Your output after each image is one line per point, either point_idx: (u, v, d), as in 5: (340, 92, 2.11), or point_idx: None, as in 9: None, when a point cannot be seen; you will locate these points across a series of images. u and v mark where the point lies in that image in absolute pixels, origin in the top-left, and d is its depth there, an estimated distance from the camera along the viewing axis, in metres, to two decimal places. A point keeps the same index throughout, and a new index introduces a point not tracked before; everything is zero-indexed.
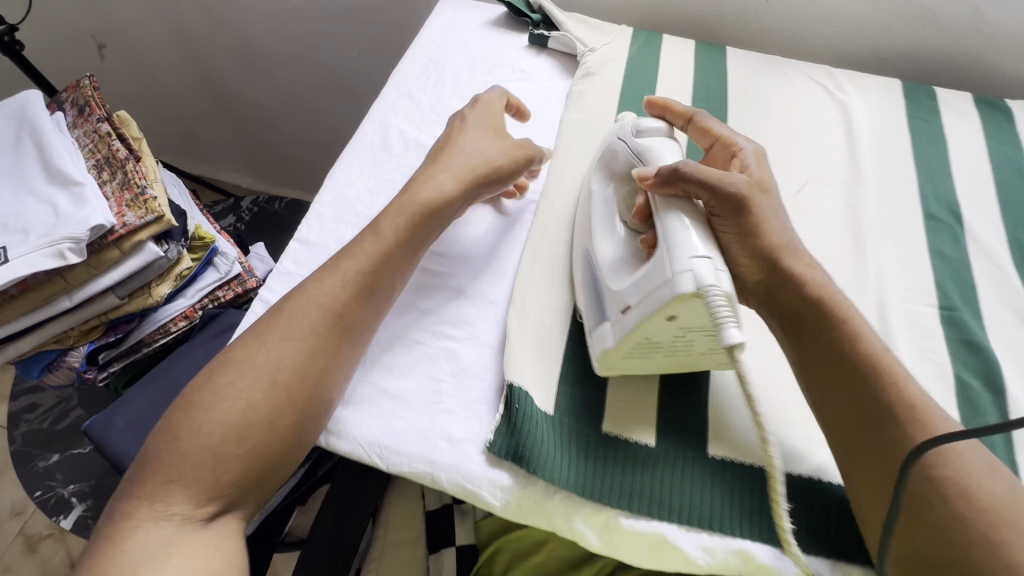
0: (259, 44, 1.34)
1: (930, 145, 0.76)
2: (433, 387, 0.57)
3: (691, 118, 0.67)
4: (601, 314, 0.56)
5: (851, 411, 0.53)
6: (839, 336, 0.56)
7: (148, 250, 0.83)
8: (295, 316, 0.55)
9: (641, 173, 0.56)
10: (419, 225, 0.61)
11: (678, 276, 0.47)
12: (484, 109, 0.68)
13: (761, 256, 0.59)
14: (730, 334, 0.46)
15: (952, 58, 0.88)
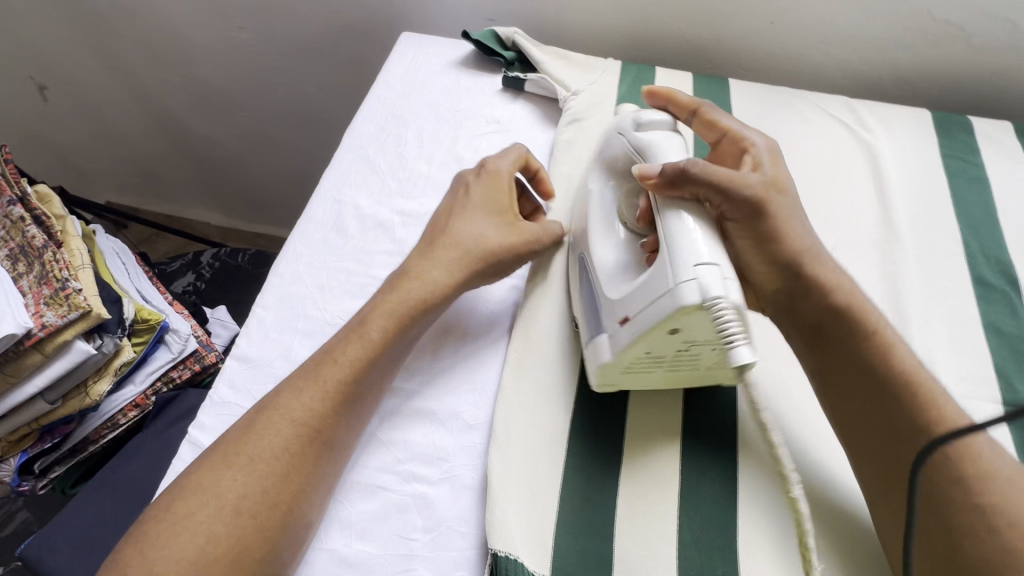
0: (211, 81, 1.22)
1: (970, 191, 0.66)
2: (402, 549, 0.46)
3: (695, 109, 0.58)
4: (597, 325, 0.50)
5: (869, 426, 0.47)
6: (872, 357, 0.48)
7: (76, 350, 0.71)
8: (266, 437, 0.45)
9: (641, 171, 0.48)
10: (411, 325, 0.52)
11: (679, 286, 0.41)
12: (486, 182, 0.58)
13: (777, 264, 0.52)
14: (741, 355, 0.41)
15: (985, 78, 0.78)
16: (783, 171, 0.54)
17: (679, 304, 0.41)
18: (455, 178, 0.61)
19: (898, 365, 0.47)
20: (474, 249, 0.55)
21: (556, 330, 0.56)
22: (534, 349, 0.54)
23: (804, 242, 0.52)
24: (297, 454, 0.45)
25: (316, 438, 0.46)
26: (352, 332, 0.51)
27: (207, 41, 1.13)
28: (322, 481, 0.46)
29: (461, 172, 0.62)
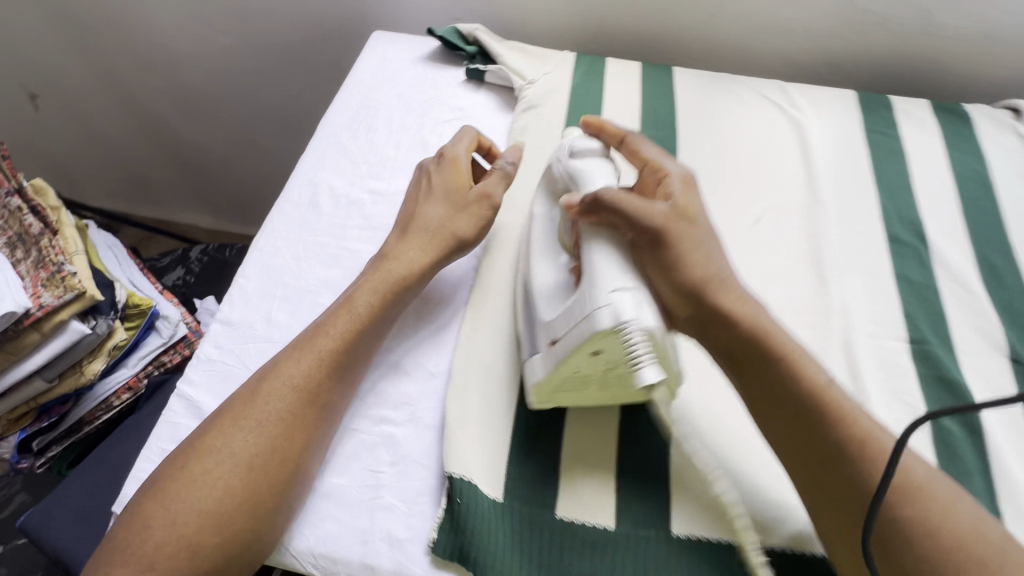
0: (196, 86, 1.28)
1: (889, 161, 0.73)
2: (371, 481, 0.52)
3: (623, 138, 0.61)
4: (534, 345, 0.54)
5: (777, 433, 0.49)
6: (780, 371, 0.49)
7: (72, 330, 0.77)
8: (269, 402, 0.51)
9: (567, 201, 0.54)
10: (393, 301, 0.58)
11: (595, 310, 0.47)
12: (448, 169, 0.63)
13: (687, 291, 0.51)
14: (647, 376, 0.46)
15: (909, 61, 0.85)
16: (696, 201, 0.56)
17: (594, 329, 0.46)
18: (417, 169, 0.66)
19: (806, 374, 0.49)
20: (445, 232, 0.61)
21: (510, 288, 0.62)
22: (491, 305, 0.60)
23: (710, 272, 0.52)
24: (297, 416, 0.51)
25: (314, 401, 0.52)
26: (341, 308, 0.56)
27: (191, 47, 1.19)
28: (321, 439, 0.52)
29: (420, 164, 0.66)
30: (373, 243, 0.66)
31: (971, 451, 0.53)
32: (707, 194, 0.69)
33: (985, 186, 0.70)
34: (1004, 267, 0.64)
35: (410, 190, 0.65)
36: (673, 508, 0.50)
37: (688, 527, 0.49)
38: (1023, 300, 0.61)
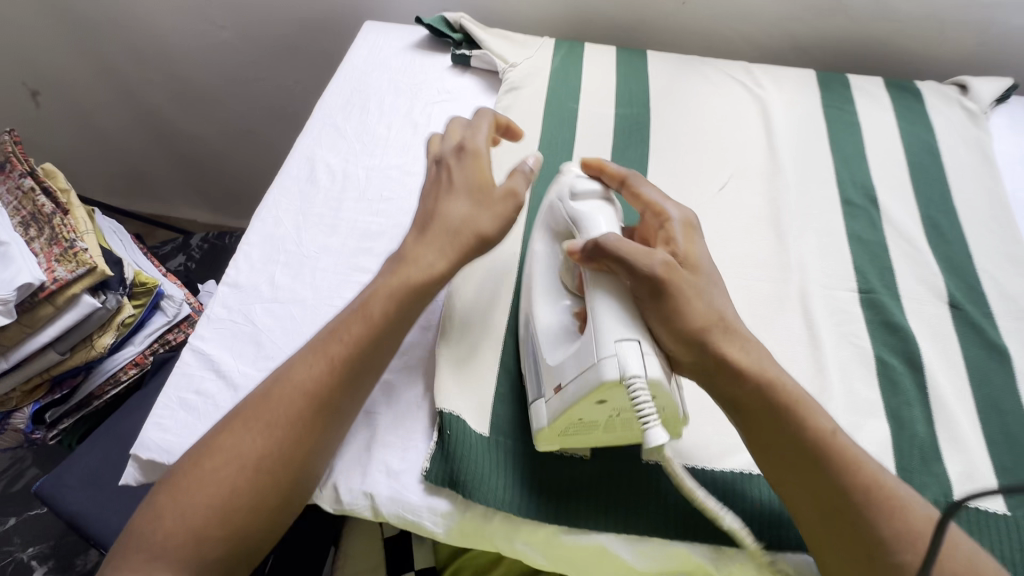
0: (194, 80, 1.33)
1: (845, 133, 0.78)
2: (369, 421, 0.57)
3: (624, 180, 0.57)
4: (537, 389, 0.53)
5: (798, 492, 0.48)
6: (796, 423, 0.49)
7: (84, 303, 0.81)
8: (280, 405, 0.50)
9: (569, 246, 0.51)
10: (408, 308, 0.54)
11: (602, 360, 0.46)
12: (472, 163, 0.56)
13: (690, 341, 0.49)
14: (654, 434, 0.44)
15: (866, 44, 0.91)
16: (698, 247, 0.53)
17: (601, 379, 0.45)
18: (433, 158, 0.59)
19: (824, 431, 0.49)
20: (467, 233, 0.55)
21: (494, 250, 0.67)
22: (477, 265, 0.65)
23: (712, 320, 0.50)
24: (307, 422, 0.50)
25: (326, 406, 0.51)
26: (356, 314, 0.53)
27: (189, 42, 1.24)
28: (330, 442, 0.52)
29: (437, 150, 0.59)
30: (369, 212, 0.71)
31: (912, 384, 0.58)
32: (678, 165, 0.75)
33: (932, 155, 0.76)
34: (946, 224, 0.70)
35: (426, 180, 0.58)
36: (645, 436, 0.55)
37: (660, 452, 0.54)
38: (962, 254, 0.67)
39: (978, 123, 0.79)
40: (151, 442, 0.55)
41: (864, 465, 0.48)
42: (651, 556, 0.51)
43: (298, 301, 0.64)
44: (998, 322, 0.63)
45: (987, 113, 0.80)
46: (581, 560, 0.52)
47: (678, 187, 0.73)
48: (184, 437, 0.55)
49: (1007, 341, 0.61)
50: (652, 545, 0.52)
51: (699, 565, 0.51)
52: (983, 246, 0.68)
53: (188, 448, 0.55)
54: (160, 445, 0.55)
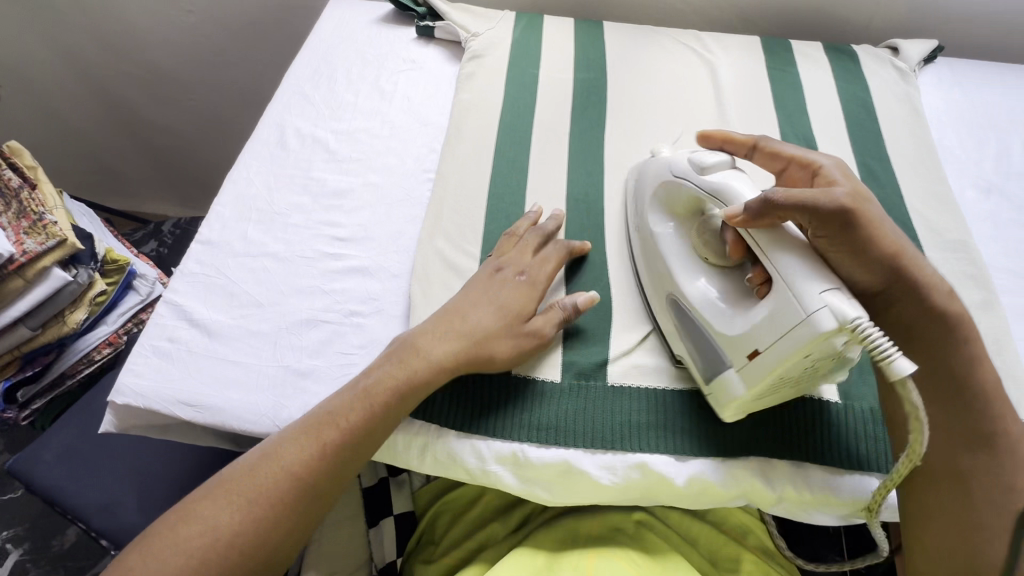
0: (160, 68, 1.30)
1: (788, 91, 0.83)
2: (342, 361, 0.60)
3: (755, 144, 0.61)
4: (715, 359, 0.52)
5: (941, 431, 0.53)
6: (956, 364, 0.53)
7: (55, 276, 0.81)
8: (264, 485, 0.50)
9: (726, 213, 0.50)
10: (400, 409, 0.53)
11: (815, 314, 0.44)
12: (516, 290, 0.59)
13: (882, 266, 0.51)
14: (902, 365, 0.42)
15: (808, 13, 0.96)
16: (858, 183, 0.55)
17: (818, 333, 0.43)
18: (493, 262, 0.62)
19: (981, 376, 0.52)
20: (478, 343, 0.55)
21: (462, 202, 0.69)
22: (445, 215, 0.68)
23: (899, 243, 0.52)
24: (288, 505, 0.50)
25: (308, 492, 0.51)
26: (359, 396, 0.53)
27: (155, 29, 1.22)
28: (307, 526, 0.51)
29: (500, 258, 0.62)
30: (337, 172, 0.73)
31: None
32: (633, 121, 0.78)
33: (868, 110, 0.81)
34: (880, 169, 0.75)
35: (477, 277, 0.60)
36: (609, 364, 0.58)
37: (622, 377, 0.58)
38: (894, 194, 0.72)
39: (908, 80, 0.85)
40: (125, 387, 0.57)
41: (1006, 411, 0.52)
42: (615, 472, 0.54)
43: (270, 255, 0.66)
44: (926, 252, 0.68)
45: (915, 71, 0.86)
46: (549, 482, 0.55)
47: (633, 141, 0.76)
48: (158, 382, 0.58)
49: (937, 269, 0.66)
50: (616, 462, 0.54)
51: (663, 480, 0.54)
52: (914, 187, 0.73)
53: (161, 393, 0.57)
54: (134, 390, 0.57)
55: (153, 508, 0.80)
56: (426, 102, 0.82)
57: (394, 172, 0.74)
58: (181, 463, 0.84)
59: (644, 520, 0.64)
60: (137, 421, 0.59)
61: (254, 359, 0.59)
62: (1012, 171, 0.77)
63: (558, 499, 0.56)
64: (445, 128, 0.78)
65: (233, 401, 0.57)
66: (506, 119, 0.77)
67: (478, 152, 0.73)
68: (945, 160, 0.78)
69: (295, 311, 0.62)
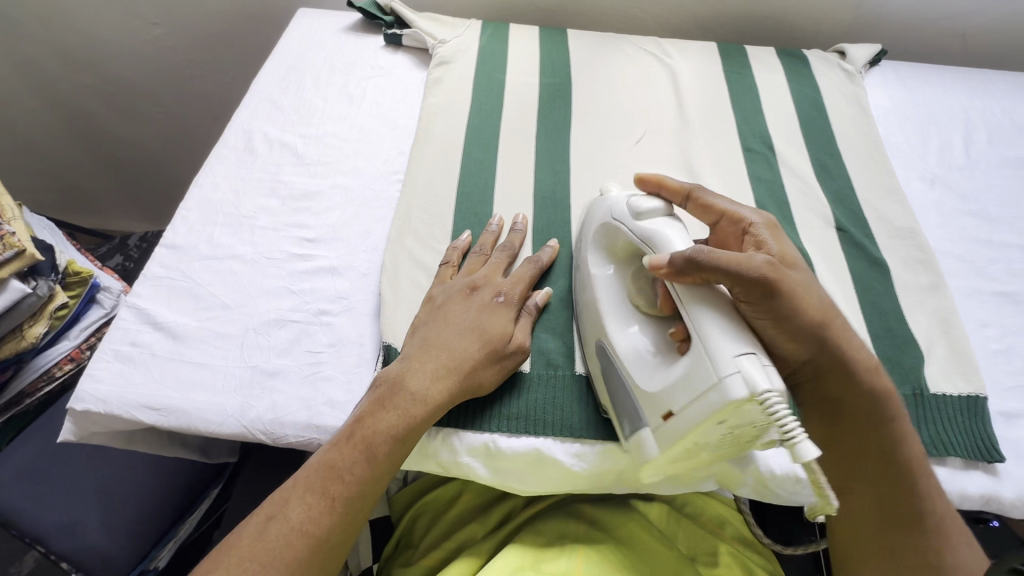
0: (126, 80, 1.28)
1: (744, 93, 0.86)
2: (312, 360, 0.59)
3: (690, 195, 0.58)
4: (633, 415, 0.51)
5: (867, 509, 0.55)
6: (882, 441, 0.54)
7: (14, 288, 0.78)
8: (276, 547, 0.47)
9: (653, 262, 0.50)
10: (398, 454, 0.51)
11: (726, 380, 0.43)
12: (497, 314, 0.57)
13: (809, 336, 0.51)
14: (806, 449, 0.42)
15: (761, 21, 1.01)
16: (787, 246, 0.55)
17: (728, 400, 0.43)
18: (466, 280, 0.60)
19: (908, 452, 0.53)
20: (462, 375, 0.53)
21: (430, 203, 0.70)
22: (412, 216, 0.68)
23: (825, 312, 0.52)
24: (306, 563, 0.47)
25: (324, 549, 0.48)
26: (358, 443, 0.50)
27: (121, 42, 1.20)
28: None
29: (473, 276, 0.61)
30: (307, 175, 0.74)
31: None
32: (597, 123, 0.81)
33: (819, 110, 0.85)
34: (832, 164, 0.78)
35: (452, 296, 0.59)
36: (577, 354, 0.59)
37: (589, 366, 0.59)
38: (845, 187, 0.76)
39: (855, 82, 0.89)
40: (84, 393, 0.56)
41: (936, 491, 0.53)
42: (586, 458, 0.55)
43: (237, 257, 0.66)
44: (877, 240, 0.71)
45: (862, 73, 0.91)
46: (520, 471, 0.55)
47: (598, 141, 0.78)
48: (119, 386, 0.57)
49: (887, 256, 0.69)
50: (586, 448, 0.55)
51: (632, 464, 0.55)
52: (864, 180, 0.77)
53: (122, 397, 0.56)
54: (95, 396, 0.56)
55: (117, 527, 0.77)
56: (394, 107, 0.83)
57: (363, 174, 0.74)
58: (147, 478, 0.82)
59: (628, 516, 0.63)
60: (99, 429, 0.57)
61: (221, 361, 0.59)
62: (953, 164, 0.82)
63: (530, 488, 0.57)
64: (413, 132, 0.79)
65: (198, 402, 0.56)
66: (473, 122, 0.78)
67: (445, 154, 0.74)
68: (892, 154, 0.82)
69: (262, 313, 0.62)
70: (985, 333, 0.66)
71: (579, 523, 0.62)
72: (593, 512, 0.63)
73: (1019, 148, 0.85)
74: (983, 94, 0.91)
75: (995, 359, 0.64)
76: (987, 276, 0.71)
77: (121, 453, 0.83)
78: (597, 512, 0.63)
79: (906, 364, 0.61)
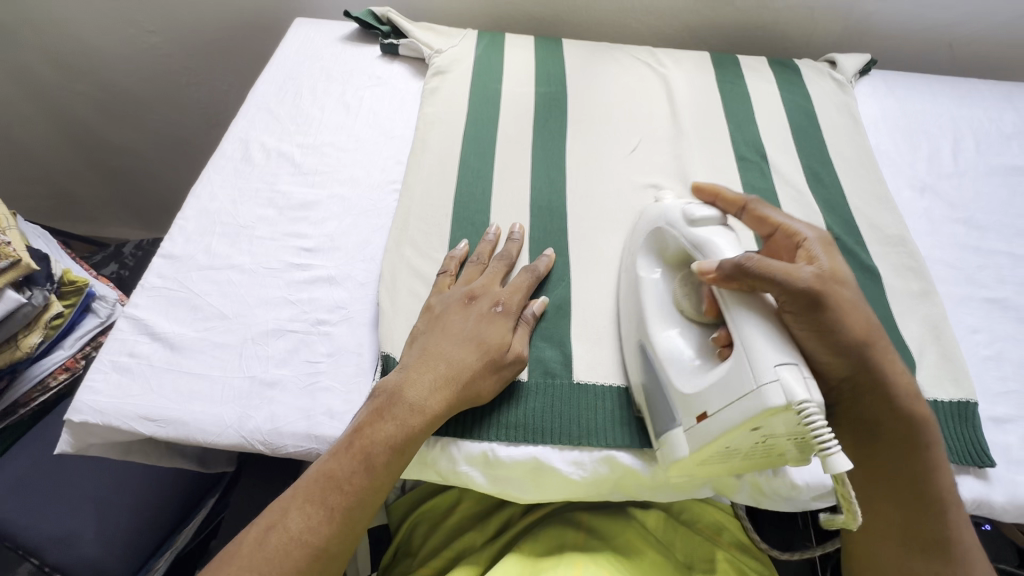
0: (121, 86, 1.28)
1: (737, 103, 0.87)
2: (310, 370, 0.59)
3: (745, 205, 0.59)
4: (668, 415, 0.52)
5: (893, 531, 0.56)
6: (915, 466, 0.54)
7: (9, 298, 0.78)
8: (276, 556, 0.47)
9: (702, 266, 0.50)
10: (400, 461, 0.52)
11: (764, 387, 0.44)
12: (495, 324, 0.58)
13: (850, 355, 0.51)
14: (839, 462, 0.43)
15: (754, 30, 1.02)
16: (840, 262, 0.54)
17: (765, 406, 0.43)
18: (465, 290, 0.61)
19: (939, 477, 0.54)
20: (463, 386, 0.54)
21: (428, 212, 0.70)
22: (410, 226, 0.69)
23: (869, 332, 0.52)
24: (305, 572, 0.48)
25: (323, 558, 0.49)
26: (357, 453, 0.51)
27: (117, 49, 1.20)
28: None
29: (471, 287, 0.61)
30: (304, 185, 0.74)
31: None
32: (592, 132, 0.81)
33: (810, 118, 0.86)
34: (824, 173, 0.80)
35: (451, 305, 0.59)
36: (574, 364, 0.60)
37: (587, 375, 0.59)
38: (837, 195, 0.77)
39: (845, 91, 0.91)
40: (82, 405, 0.56)
41: (961, 516, 0.54)
42: (584, 467, 0.55)
43: (235, 267, 0.66)
44: (869, 248, 0.72)
45: (852, 83, 0.93)
46: (519, 480, 0.56)
47: (593, 150, 0.79)
48: (117, 397, 0.57)
49: (879, 263, 0.70)
50: (584, 457, 0.55)
51: (629, 472, 0.55)
52: (856, 189, 0.78)
53: (120, 409, 0.56)
54: (93, 407, 0.56)
55: (112, 538, 0.77)
56: (391, 117, 0.83)
57: (361, 184, 0.75)
58: (144, 489, 0.81)
59: (629, 524, 0.63)
60: (97, 440, 0.57)
61: (219, 371, 0.59)
62: (942, 171, 0.83)
63: (528, 496, 0.57)
64: (410, 142, 0.80)
65: (197, 413, 0.56)
66: (470, 131, 0.79)
67: (442, 164, 0.75)
68: (882, 163, 0.84)
69: (259, 324, 0.62)
70: (976, 339, 0.67)
71: (578, 532, 0.62)
72: (591, 520, 0.64)
73: (1006, 155, 0.87)
74: (971, 103, 0.93)
75: (985, 365, 0.65)
76: (976, 282, 0.72)
77: (117, 463, 0.83)
78: (595, 520, 0.64)
79: None
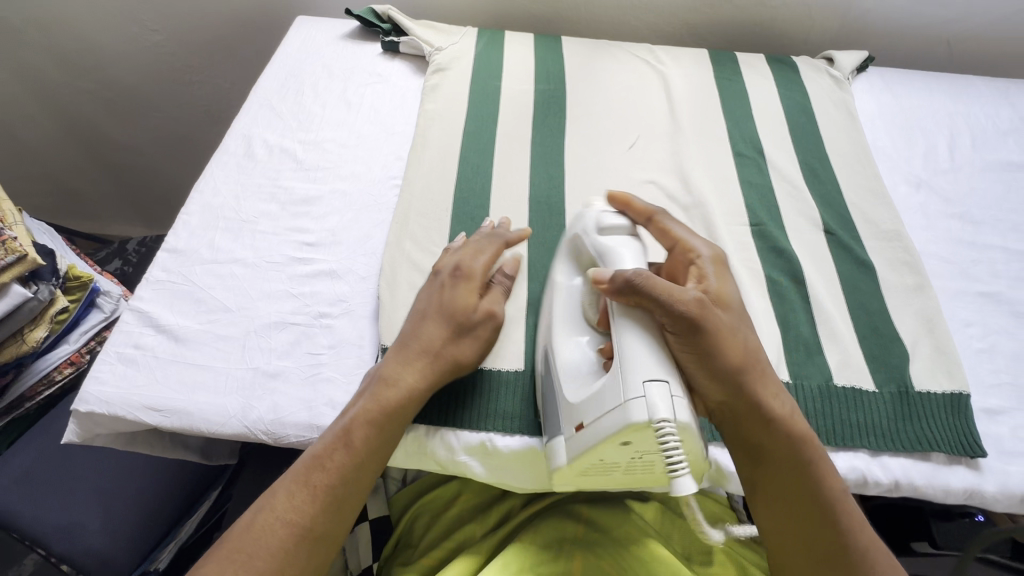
0: (126, 83, 1.29)
1: (735, 100, 0.88)
2: (312, 361, 0.60)
3: (651, 217, 0.58)
4: (555, 428, 0.52)
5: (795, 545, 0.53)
6: (804, 477, 0.53)
7: (15, 293, 0.79)
8: (261, 536, 0.48)
9: (596, 275, 0.51)
10: (390, 435, 0.53)
11: (629, 402, 0.44)
12: (462, 288, 0.58)
13: (725, 378, 0.50)
14: (683, 484, 0.43)
15: (752, 27, 1.03)
16: (729, 285, 0.55)
17: (628, 421, 0.44)
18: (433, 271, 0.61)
19: (825, 484, 0.53)
20: (444, 356, 0.55)
21: (428, 207, 0.71)
22: (410, 221, 0.70)
23: (748, 354, 0.52)
24: (293, 552, 0.48)
25: (310, 538, 0.49)
26: (337, 436, 0.52)
27: (121, 47, 1.21)
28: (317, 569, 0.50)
29: (438, 263, 0.62)
30: (306, 180, 0.75)
31: (797, 297, 0.66)
32: (591, 128, 0.82)
33: (807, 114, 0.87)
34: (821, 169, 0.80)
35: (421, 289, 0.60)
36: None
37: None
38: (834, 191, 0.78)
39: (843, 88, 0.91)
40: (89, 395, 0.57)
41: (856, 520, 0.52)
42: None
43: (238, 261, 0.67)
44: (864, 243, 0.73)
45: (849, 79, 0.93)
46: (519, 471, 0.57)
47: (591, 147, 0.80)
48: (123, 388, 0.58)
49: (874, 258, 0.71)
50: None
51: None
52: (852, 185, 0.79)
53: (125, 399, 0.57)
54: (99, 398, 0.57)
55: (118, 529, 0.78)
56: (391, 114, 0.84)
57: (362, 179, 0.76)
58: (149, 481, 0.83)
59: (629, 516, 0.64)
60: (103, 430, 0.58)
61: (223, 363, 0.60)
62: (938, 167, 0.84)
63: (526, 485, 0.58)
64: (410, 139, 0.81)
65: (201, 403, 0.57)
66: (470, 127, 0.80)
67: (443, 160, 0.76)
68: (879, 159, 0.84)
69: (262, 317, 0.63)
70: (969, 333, 0.68)
71: (577, 524, 0.63)
72: (591, 513, 0.64)
73: (1002, 152, 0.87)
74: (968, 100, 0.93)
75: (978, 358, 0.66)
76: (970, 276, 0.73)
77: (122, 455, 0.84)
78: (595, 513, 0.64)
79: (891, 362, 0.63)
